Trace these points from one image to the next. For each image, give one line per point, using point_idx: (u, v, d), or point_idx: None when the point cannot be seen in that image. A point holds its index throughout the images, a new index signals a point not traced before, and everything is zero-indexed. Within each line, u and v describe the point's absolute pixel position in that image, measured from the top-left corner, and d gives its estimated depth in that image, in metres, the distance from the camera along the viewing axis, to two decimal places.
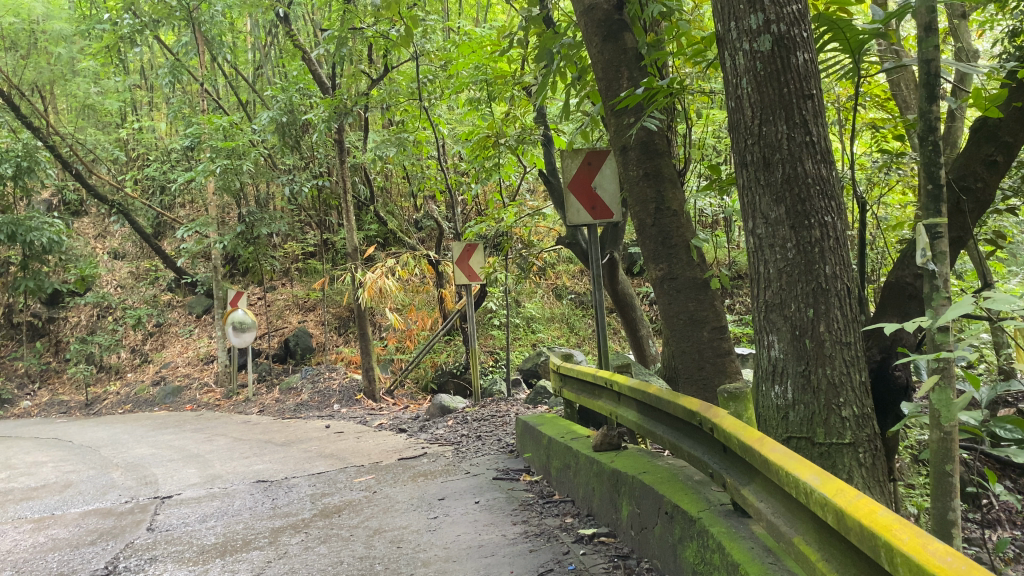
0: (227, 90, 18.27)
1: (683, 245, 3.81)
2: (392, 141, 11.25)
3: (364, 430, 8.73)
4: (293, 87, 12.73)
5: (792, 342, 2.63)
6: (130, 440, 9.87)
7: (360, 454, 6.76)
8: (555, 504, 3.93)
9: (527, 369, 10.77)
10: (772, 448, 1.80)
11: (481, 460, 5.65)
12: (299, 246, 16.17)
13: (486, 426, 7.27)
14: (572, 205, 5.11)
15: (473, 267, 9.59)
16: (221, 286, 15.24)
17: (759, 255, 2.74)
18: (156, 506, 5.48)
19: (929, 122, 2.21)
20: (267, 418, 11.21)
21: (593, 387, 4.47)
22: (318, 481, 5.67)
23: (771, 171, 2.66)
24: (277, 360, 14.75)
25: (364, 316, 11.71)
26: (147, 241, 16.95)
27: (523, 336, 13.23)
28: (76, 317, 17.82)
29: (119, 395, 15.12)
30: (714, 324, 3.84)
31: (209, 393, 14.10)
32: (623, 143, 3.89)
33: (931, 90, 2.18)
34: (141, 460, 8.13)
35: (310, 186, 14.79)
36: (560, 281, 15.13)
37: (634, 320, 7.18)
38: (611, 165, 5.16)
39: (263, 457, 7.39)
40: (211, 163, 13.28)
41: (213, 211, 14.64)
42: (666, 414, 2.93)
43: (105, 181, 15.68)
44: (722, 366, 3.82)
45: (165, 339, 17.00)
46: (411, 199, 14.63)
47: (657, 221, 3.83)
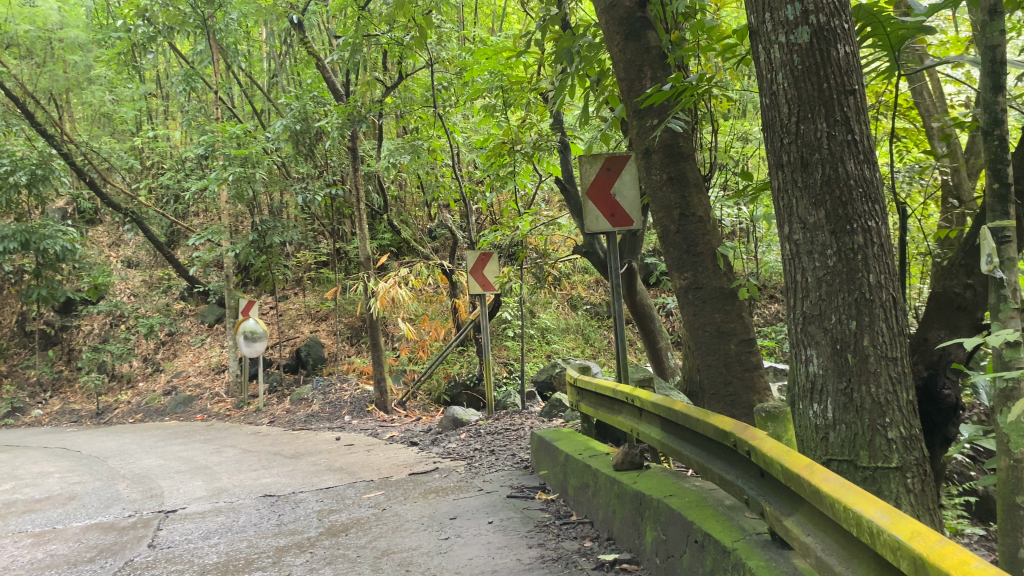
0: (242, 98, 18.24)
1: (709, 253, 3.63)
2: (406, 149, 11.13)
3: (375, 442, 8.57)
4: (307, 95, 12.65)
5: (832, 356, 2.43)
6: (138, 451, 9.73)
7: (370, 468, 6.58)
8: (573, 526, 3.73)
9: (542, 382, 10.58)
10: (826, 479, 1.61)
11: (494, 476, 5.45)
12: (312, 255, 16.08)
13: (500, 439, 7.09)
14: (590, 211, 4.94)
15: (488, 276, 9.43)
16: (233, 295, 15.15)
17: (796, 262, 2.55)
18: (159, 521, 5.32)
19: (995, 115, 2.40)
20: (277, 429, 11.07)
21: (612, 402, 4.27)
22: (326, 497, 5.50)
23: (809, 172, 2.47)
24: (288, 370, 14.62)
25: (376, 327, 11.57)
26: (160, 250, 16.90)
27: (538, 347, 13.06)
28: (89, 325, 17.78)
29: (130, 404, 15.03)
30: (742, 336, 3.63)
31: (220, 403, 13.99)
32: (646, 146, 3.71)
33: (996, 82, 2.38)
34: (148, 472, 7.98)
35: (323, 195, 14.71)
36: (575, 292, 14.96)
37: (653, 332, 6.99)
38: (632, 171, 4.98)
39: (271, 470, 7.22)
40: (223, 171, 13.21)
41: (226, 219, 14.57)
42: (694, 433, 2.74)
43: (119, 189, 15.65)
44: (751, 381, 3.62)
45: (177, 348, 16.92)
46: (425, 208, 14.52)
47: (682, 228, 3.64)
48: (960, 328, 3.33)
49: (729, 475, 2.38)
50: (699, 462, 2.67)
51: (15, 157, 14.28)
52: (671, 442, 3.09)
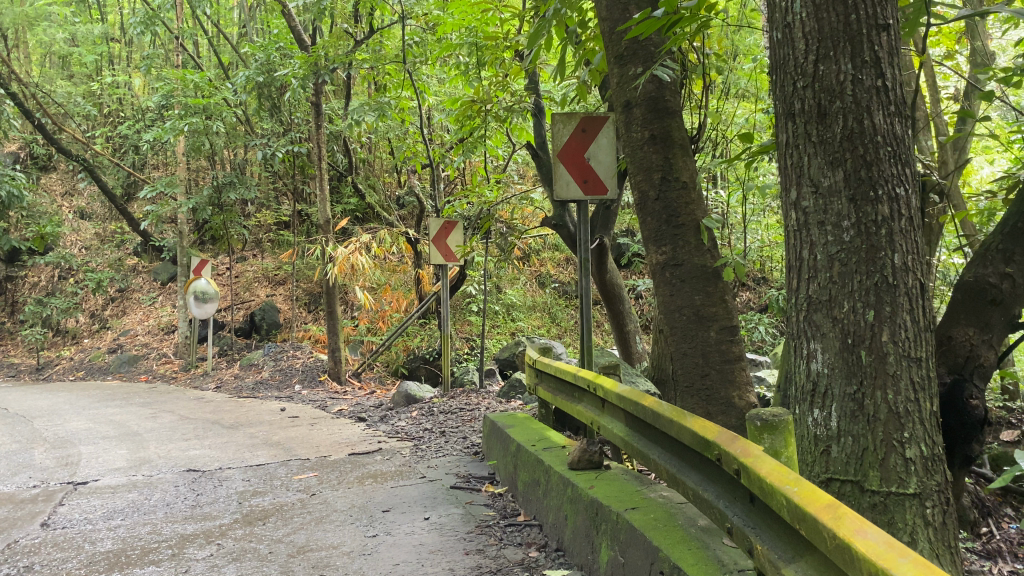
0: (208, 48, 17.40)
1: (692, 225, 3.16)
2: (371, 106, 10.54)
3: (322, 416, 8.07)
4: (273, 45, 11.93)
5: (842, 352, 1.97)
6: (70, 411, 9.14)
7: (309, 445, 6.07)
8: (518, 528, 3.27)
9: (504, 360, 10.13)
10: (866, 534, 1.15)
11: (440, 462, 4.97)
12: (273, 216, 15.40)
13: (453, 419, 6.63)
14: (561, 176, 4.43)
15: (451, 246, 8.89)
16: (187, 252, 14.49)
17: (803, 235, 2.08)
18: (64, 494, 4.77)
19: None
20: (222, 395, 10.52)
21: (573, 389, 3.83)
22: (254, 476, 4.98)
23: (827, 124, 2.00)
24: (241, 335, 14.06)
25: (333, 293, 11.02)
26: (113, 202, 16.13)
27: (502, 324, 12.60)
28: (36, 277, 17.03)
29: (73, 360, 14.37)
30: (724, 322, 3.17)
31: (167, 365, 13.38)
32: (627, 98, 3.20)
33: None
34: (72, 436, 7.39)
35: (286, 153, 14.05)
36: (544, 269, 14.50)
37: (621, 313, 6.53)
38: (609, 134, 4.48)
39: (203, 441, 6.67)
40: (179, 121, 12.49)
41: (183, 173, 13.86)
42: (664, 436, 2.29)
43: (71, 135, 14.86)
44: (730, 375, 3.18)
45: (127, 305, 16.23)
46: (395, 174, 13.92)
47: (663, 195, 3.15)
48: (990, 326, 3.15)
49: (704, 493, 1.93)
50: (668, 470, 2.23)
51: None
52: (636, 440, 2.64)
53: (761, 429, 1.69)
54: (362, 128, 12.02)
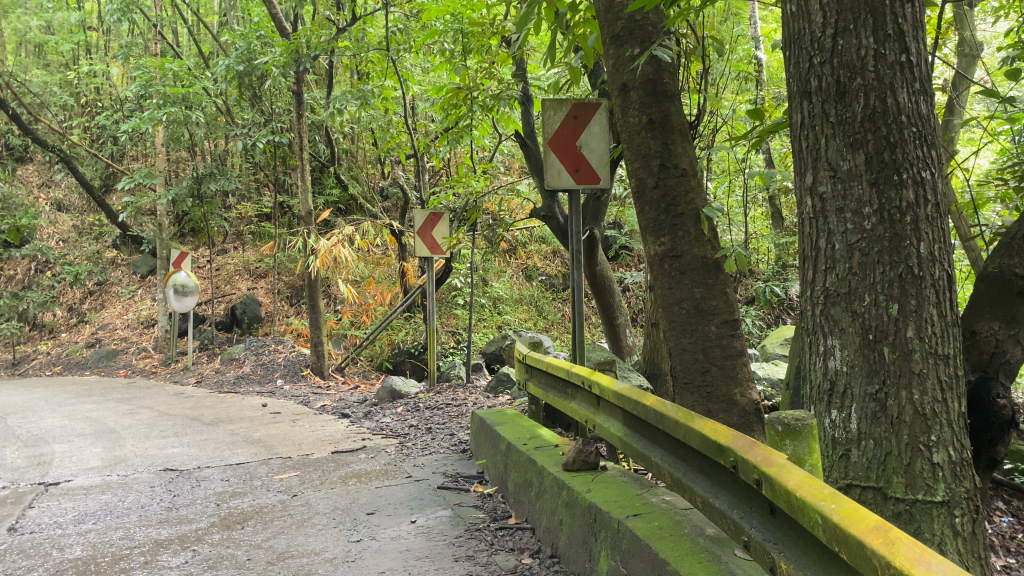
0: (188, 37, 17.08)
1: (691, 215, 3.02)
2: (354, 95, 10.31)
3: (305, 412, 7.88)
4: (253, 33, 11.66)
5: (862, 349, 1.98)
6: (46, 408, 8.90)
7: (291, 443, 5.88)
8: (510, 532, 3.12)
9: (490, 353, 9.98)
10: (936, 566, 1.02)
11: (427, 461, 4.81)
12: (255, 208, 15.14)
13: (440, 416, 6.48)
14: (552, 166, 4.29)
15: (436, 238, 8.70)
16: (167, 245, 14.21)
17: (821, 223, 2.07)
18: (34, 496, 4.57)
19: None
20: (203, 390, 10.31)
21: (565, 385, 3.68)
22: (233, 476, 4.80)
23: (846, 103, 1.96)
24: (222, 329, 13.82)
25: (316, 286, 10.82)
26: (90, 193, 15.82)
27: (488, 317, 12.43)
28: (12, 270, 16.72)
29: (50, 355, 14.08)
30: (725, 316, 3.02)
31: (146, 359, 13.13)
32: (624, 81, 3.06)
33: None
34: (46, 434, 7.17)
35: (267, 144, 13.78)
36: (531, 261, 14.34)
37: (612, 307, 6.39)
38: (602, 121, 4.32)
39: (182, 439, 6.46)
40: (157, 111, 12.21)
41: (162, 164, 13.58)
42: (669, 437, 2.16)
43: (47, 124, 14.53)
44: (732, 371, 3.03)
45: (106, 298, 15.94)
46: (379, 165, 13.70)
47: (662, 182, 3.01)
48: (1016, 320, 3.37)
49: (715, 501, 1.79)
50: (673, 473, 2.09)
51: None
52: (635, 440, 2.51)
53: (783, 436, 1.56)
54: (345, 118, 11.80)
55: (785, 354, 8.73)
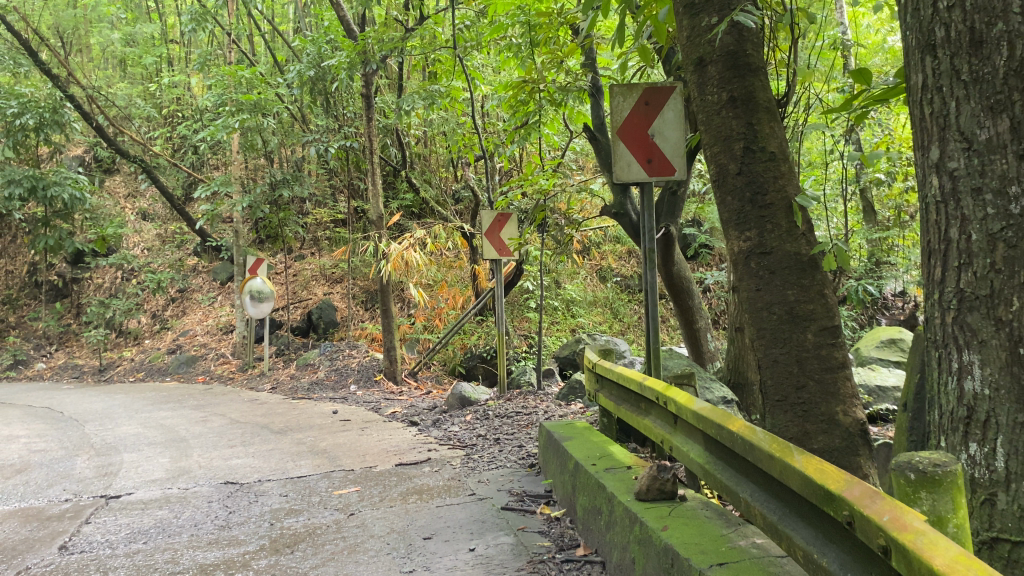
0: (264, 46, 17.29)
1: (782, 205, 2.62)
2: (420, 95, 10.13)
3: (373, 419, 7.71)
4: (323, 39, 11.61)
5: (1009, 367, 1.83)
6: (124, 415, 9.00)
7: (355, 454, 5.67)
8: (577, 566, 2.79)
9: (564, 358, 9.68)
10: None
11: (492, 476, 4.51)
12: (329, 213, 15.18)
13: (509, 425, 6.20)
14: (621, 156, 3.94)
15: (505, 239, 8.42)
16: (243, 251, 14.37)
17: (952, 208, 1.95)
18: (92, 511, 4.47)
19: None
20: (277, 396, 10.31)
21: (638, 399, 3.35)
22: (292, 491, 4.60)
23: (984, 53, 1.84)
24: (299, 334, 13.91)
25: (388, 291, 10.70)
26: (172, 203, 16.19)
27: (561, 320, 12.11)
28: (101, 279, 17.29)
29: (134, 361, 14.40)
30: (824, 323, 2.61)
31: (225, 365, 13.30)
32: (700, 56, 2.71)
33: None
34: (119, 442, 7.18)
35: (338, 149, 13.77)
36: (605, 262, 13.96)
37: (690, 310, 5.98)
38: (676, 107, 3.95)
39: (248, 449, 6.35)
40: (231, 119, 12.33)
41: (237, 171, 13.72)
42: (761, 472, 1.81)
43: (128, 135, 14.92)
44: (832, 386, 2.61)
45: (188, 305, 16.32)
46: (451, 168, 13.52)
47: (746, 168, 2.63)
48: None
49: (821, 559, 1.44)
50: (765, 517, 1.74)
51: (24, 99, 14.07)
52: (719, 470, 2.16)
53: (918, 486, 1.30)
54: (413, 119, 11.67)
55: (885, 357, 8.12)
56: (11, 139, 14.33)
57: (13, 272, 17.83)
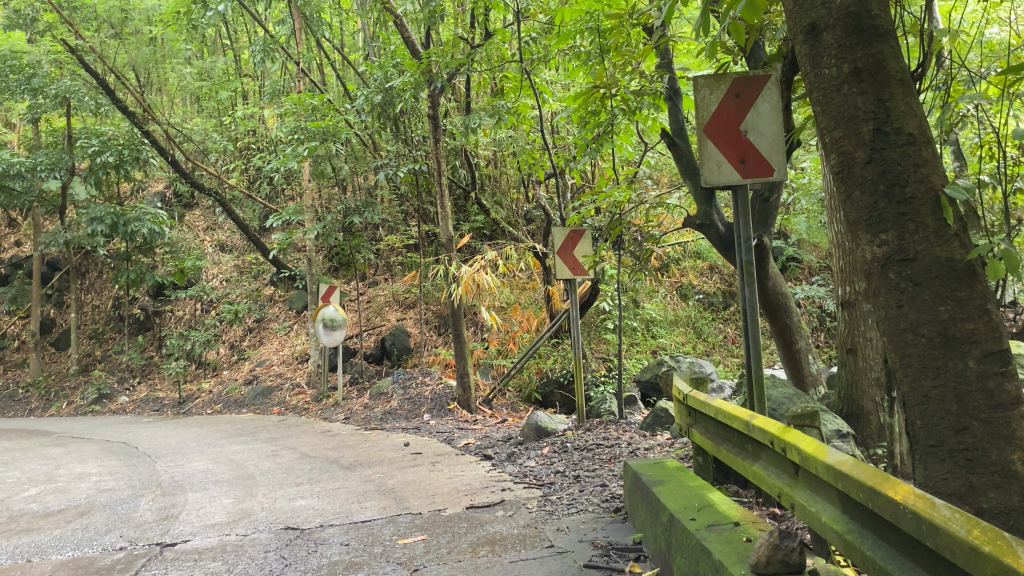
0: (332, 74, 17.29)
1: (926, 198, 2.02)
2: (487, 112, 9.71)
3: (447, 452, 7.32)
4: (389, 62, 11.33)
5: None
6: (197, 449, 8.83)
7: (423, 494, 5.25)
8: None
9: (646, 382, 9.20)
10: None
11: (573, 524, 4.02)
12: (401, 239, 14.97)
13: (591, 458, 5.72)
14: (710, 157, 3.46)
15: (578, 257, 7.95)
16: (316, 280, 14.28)
17: None
18: (144, 562, 4.17)
19: None
20: (350, 427, 10.03)
21: (743, 440, 2.82)
22: (354, 539, 4.20)
23: None
24: (373, 361, 13.70)
25: (460, 315, 10.35)
26: (247, 234, 16.28)
27: (641, 341, 11.52)
28: (182, 311, 17.52)
29: (212, 393, 14.42)
30: (991, 346, 1.95)
31: (300, 395, 13.16)
32: (817, 20, 2.21)
33: None
34: (187, 481, 6.95)
35: (407, 173, 13.55)
36: (685, 279, 13.34)
37: (788, 329, 5.40)
38: (772, 97, 3.44)
39: (314, 488, 6.02)
40: (299, 147, 12.21)
41: (308, 199, 13.70)
42: (949, 566, 1.34)
43: (203, 168, 15.10)
44: (1006, 430, 1.92)
45: (264, 335, 16.36)
46: (522, 188, 13.16)
47: (879, 154, 2.06)
48: None
49: None
50: None
51: (105, 137, 14.46)
52: (861, 538, 1.68)
53: None
54: (482, 138, 11.38)
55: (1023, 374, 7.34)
56: (93, 176, 14.72)
57: (99, 307, 18.31)
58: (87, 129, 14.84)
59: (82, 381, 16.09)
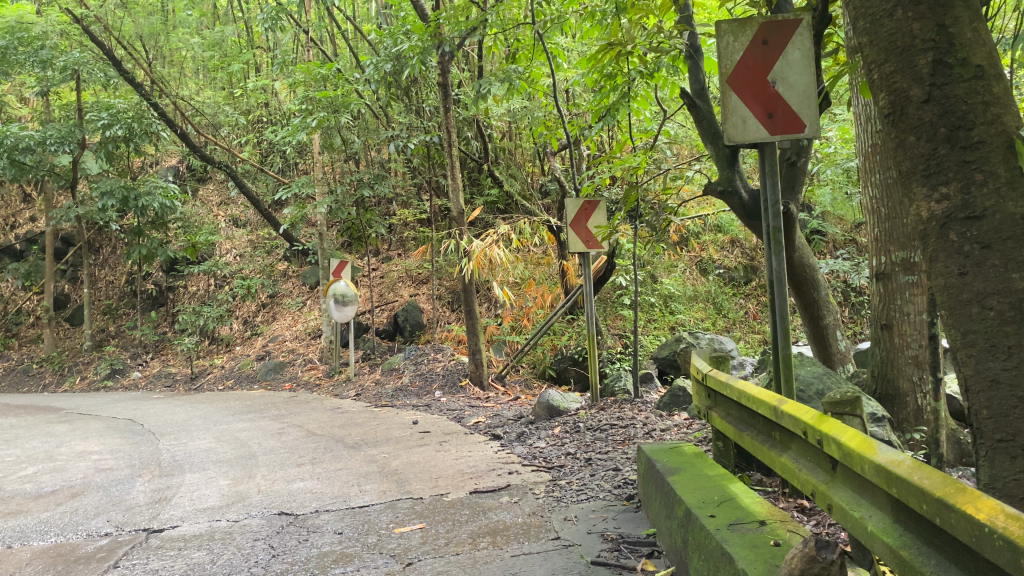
0: (343, 43, 16.85)
1: (999, 143, 1.68)
2: (497, 77, 9.25)
3: (455, 431, 7.05)
4: (397, 29, 10.89)
5: None
6: (202, 427, 8.63)
7: (426, 477, 4.98)
8: None
9: (663, 359, 8.91)
10: None
11: (581, 513, 3.73)
12: (413, 213, 14.62)
13: (604, 440, 5.41)
14: (734, 111, 3.11)
15: (592, 229, 7.60)
16: (328, 254, 14.03)
17: None
18: (126, 551, 3.91)
19: None
20: (360, 404, 9.79)
21: (770, 427, 2.51)
22: (348, 527, 3.93)
23: None
24: (386, 337, 13.48)
25: (471, 290, 10.03)
26: (258, 207, 16.02)
27: (659, 318, 11.19)
28: (195, 286, 17.38)
29: (224, 369, 14.25)
30: None
31: (311, 371, 12.97)
32: None
33: None
34: (187, 460, 6.72)
35: (419, 144, 13.18)
36: (706, 254, 12.98)
37: (815, 304, 5.06)
38: (804, 44, 3.08)
39: (315, 469, 5.76)
40: (307, 117, 11.86)
41: (318, 171, 13.38)
42: None
43: (214, 141, 14.82)
44: None
45: (277, 311, 16.18)
46: (537, 161, 12.79)
47: (939, 91, 1.74)
48: None
49: None
50: None
51: (115, 110, 14.17)
52: (921, 559, 1.39)
53: None
54: (494, 108, 10.98)
55: None
56: (103, 149, 14.49)
57: (113, 282, 18.22)
58: (97, 102, 14.59)
59: (95, 357, 16.02)
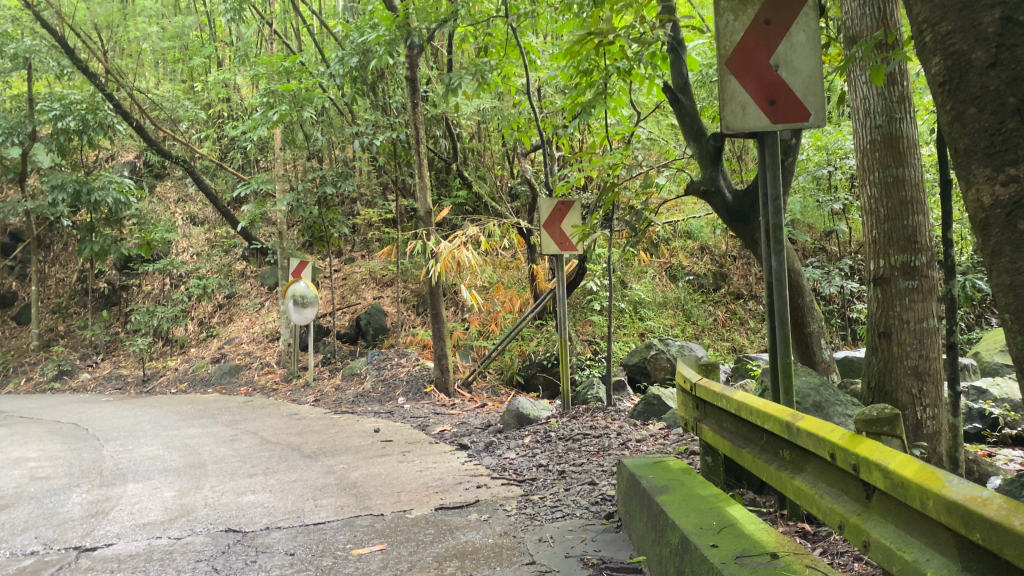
0: (308, 37, 16.39)
1: None
2: (467, 71, 8.91)
3: (419, 440, 6.71)
4: (365, 21, 10.49)
5: None
6: (150, 432, 8.17)
7: (388, 491, 4.64)
8: None
9: (633, 366, 8.67)
10: None
11: (557, 533, 3.43)
12: (378, 213, 14.24)
13: (578, 451, 5.12)
14: (734, 96, 2.84)
15: (566, 231, 7.30)
16: (288, 254, 13.57)
17: None
18: (51, 573, 3.52)
19: None
20: (319, 410, 9.39)
21: (778, 445, 2.23)
22: (301, 548, 3.59)
23: None
24: (347, 341, 13.08)
25: (437, 293, 9.66)
26: (216, 204, 15.50)
27: (629, 324, 10.97)
28: (149, 285, 16.79)
29: (177, 371, 13.71)
30: None
31: (269, 375, 12.50)
32: None
33: None
34: (130, 469, 6.29)
35: (385, 142, 12.79)
36: (675, 260, 12.83)
37: (800, 310, 4.83)
38: (810, 25, 2.83)
39: (268, 480, 5.38)
40: (268, 111, 11.40)
41: (279, 167, 12.95)
42: None
43: (172, 136, 14.30)
44: None
45: (234, 312, 15.68)
46: (507, 163, 12.53)
47: (1008, 54, 1.50)
48: None
49: None
50: None
51: (68, 101, 13.52)
52: None
53: None
54: (464, 105, 10.65)
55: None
56: (55, 141, 13.85)
57: (64, 280, 17.55)
58: (48, 92, 13.94)
59: (42, 357, 15.37)
